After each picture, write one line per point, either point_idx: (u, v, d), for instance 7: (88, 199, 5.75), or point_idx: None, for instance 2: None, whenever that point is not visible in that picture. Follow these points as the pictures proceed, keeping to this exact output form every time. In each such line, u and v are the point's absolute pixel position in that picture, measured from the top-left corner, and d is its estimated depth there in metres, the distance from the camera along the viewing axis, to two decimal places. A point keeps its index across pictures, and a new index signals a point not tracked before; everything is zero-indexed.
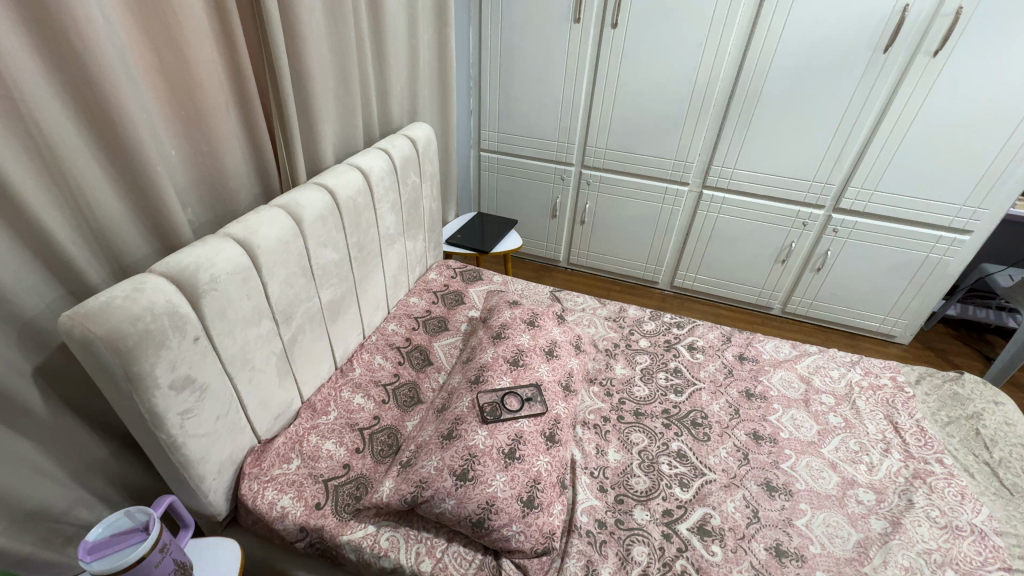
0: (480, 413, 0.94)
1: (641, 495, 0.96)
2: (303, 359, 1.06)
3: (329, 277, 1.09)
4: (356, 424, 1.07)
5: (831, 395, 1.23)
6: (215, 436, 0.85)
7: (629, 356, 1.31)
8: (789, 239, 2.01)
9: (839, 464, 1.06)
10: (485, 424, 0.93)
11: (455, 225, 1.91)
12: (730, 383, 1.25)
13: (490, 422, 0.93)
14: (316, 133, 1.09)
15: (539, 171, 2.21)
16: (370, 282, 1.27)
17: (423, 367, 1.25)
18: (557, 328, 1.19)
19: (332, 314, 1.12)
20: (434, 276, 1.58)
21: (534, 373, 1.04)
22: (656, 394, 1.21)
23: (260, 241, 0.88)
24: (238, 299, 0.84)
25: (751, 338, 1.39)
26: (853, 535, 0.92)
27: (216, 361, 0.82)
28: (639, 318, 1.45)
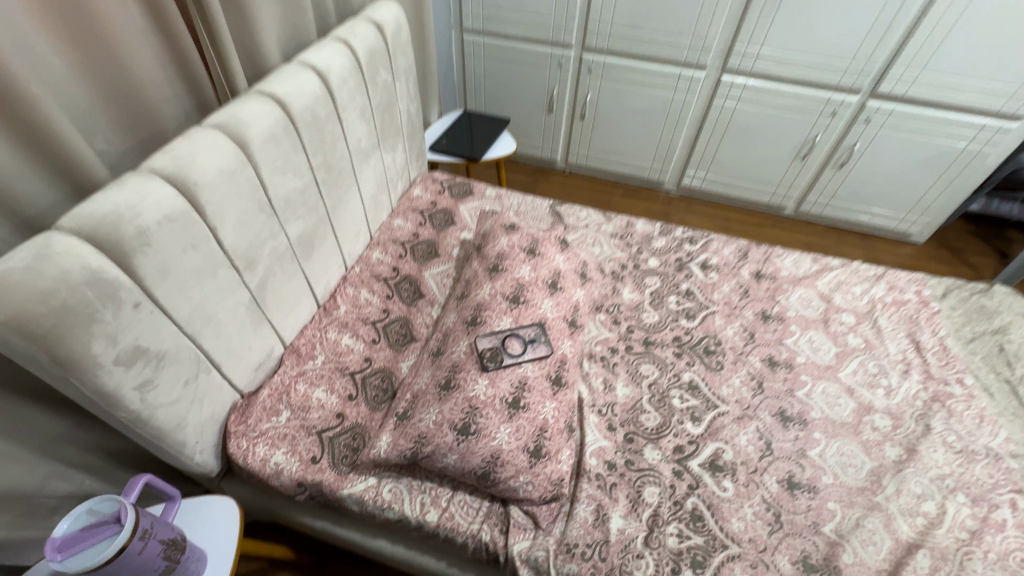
0: (479, 359, 0.86)
1: (651, 433, 0.92)
2: (278, 305, 0.94)
3: (295, 209, 0.93)
4: (346, 368, 1.00)
5: (852, 314, 1.15)
6: (188, 401, 0.77)
7: (637, 279, 1.20)
8: (814, 131, 1.80)
9: (856, 389, 1.01)
10: (485, 372, 0.85)
11: (439, 127, 1.67)
12: (746, 305, 1.16)
13: (490, 370, 0.85)
14: (251, 20, 0.85)
15: (532, 56, 1.90)
16: (346, 207, 1.11)
17: (414, 300, 1.14)
18: (561, 253, 1.06)
19: (304, 250, 0.98)
20: (419, 192, 1.40)
21: (537, 311, 0.94)
22: (666, 320, 1.12)
23: (197, 176, 0.71)
24: (182, 250, 0.69)
25: (769, 253, 1.28)
26: (867, 464, 0.90)
27: (170, 325, 0.70)
28: (648, 233, 1.31)
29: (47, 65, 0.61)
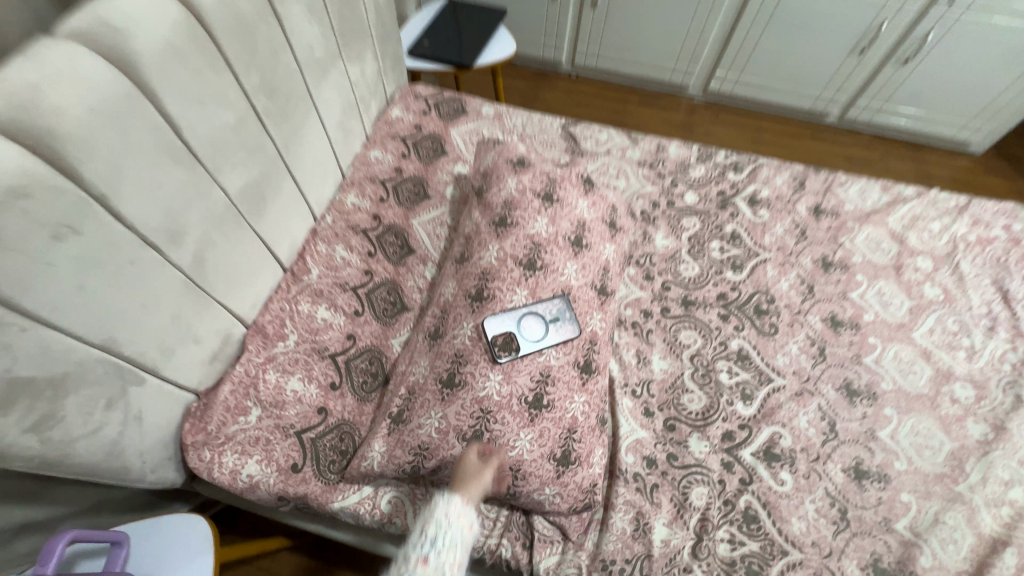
0: (489, 347, 0.68)
1: (696, 419, 0.77)
2: (227, 280, 0.73)
3: (229, 153, 0.68)
4: (325, 349, 0.82)
5: (929, 258, 0.96)
6: (118, 422, 0.60)
7: (673, 221, 0.99)
8: (881, 18, 1.46)
9: (932, 353, 0.86)
10: (497, 363, 0.67)
11: (418, 23, 1.33)
12: (803, 250, 0.96)
13: (505, 360, 0.67)
14: None
15: None
16: (305, 142, 0.85)
17: (403, 258, 0.94)
18: (585, 197, 0.84)
19: (252, 205, 0.75)
20: (399, 112, 1.12)
21: (559, 278, 0.74)
22: (709, 273, 0.93)
23: (51, 121, 0.47)
24: (52, 238, 0.48)
25: (830, 182, 1.05)
26: (946, 445, 0.77)
27: (63, 338, 0.51)
28: (684, 160, 1.07)
29: None
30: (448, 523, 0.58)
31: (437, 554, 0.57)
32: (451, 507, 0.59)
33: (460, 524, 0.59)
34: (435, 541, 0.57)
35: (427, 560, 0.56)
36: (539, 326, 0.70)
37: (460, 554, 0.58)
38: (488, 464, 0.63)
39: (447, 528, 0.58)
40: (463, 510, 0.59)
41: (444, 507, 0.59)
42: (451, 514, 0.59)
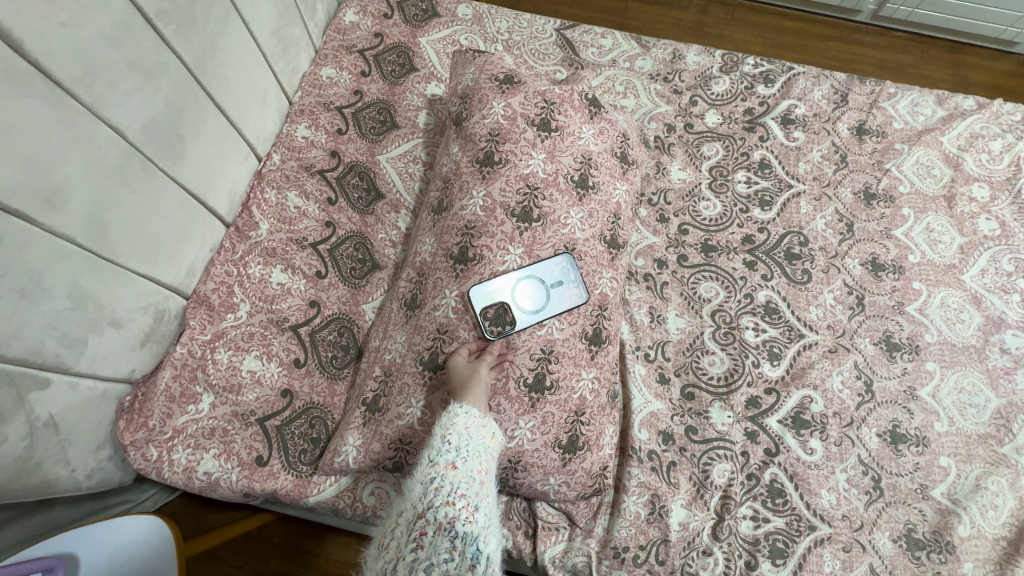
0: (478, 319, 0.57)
1: (718, 385, 0.68)
2: (146, 246, 0.58)
3: (114, 80, 0.50)
4: (285, 320, 0.69)
5: (986, 185, 0.83)
6: (22, 435, 0.49)
7: (691, 149, 0.83)
8: None
9: (983, 297, 0.76)
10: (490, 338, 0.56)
11: None
12: (842, 180, 0.82)
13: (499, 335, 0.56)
14: None
15: None
16: (229, 59, 0.66)
17: (371, 205, 0.79)
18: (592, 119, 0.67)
19: (166, 148, 0.58)
20: (354, 16, 0.90)
21: (561, 231, 0.60)
22: (733, 211, 0.79)
23: None
24: None
25: (878, 94, 0.88)
26: (993, 402, 0.69)
27: None
28: (705, 71, 0.89)
29: None
30: (469, 433, 0.50)
31: (467, 457, 0.48)
32: (470, 414, 0.50)
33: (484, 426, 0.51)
34: (461, 445, 0.49)
35: (457, 462, 0.48)
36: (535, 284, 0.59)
37: (487, 461, 0.50)
38: (484, 361, 0.54)
39: (471, 434, 0.50)
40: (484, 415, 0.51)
41: (462, 415, 0.50)
42: (471, 425, 0.50)
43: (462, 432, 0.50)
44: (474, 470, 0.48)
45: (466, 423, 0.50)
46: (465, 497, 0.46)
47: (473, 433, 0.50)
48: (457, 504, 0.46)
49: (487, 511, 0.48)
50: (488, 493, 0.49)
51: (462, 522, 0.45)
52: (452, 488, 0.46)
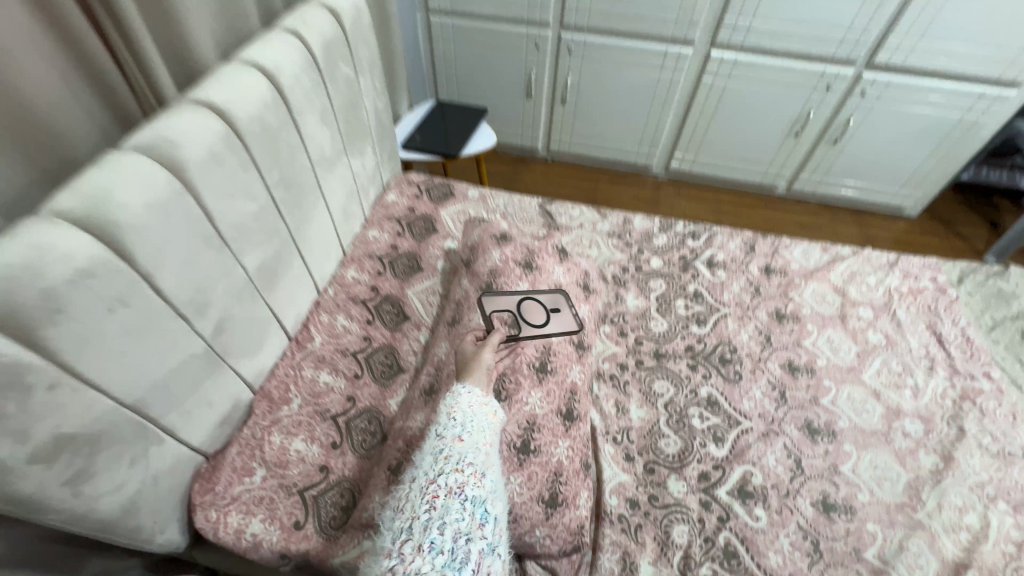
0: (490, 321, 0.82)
1: (673, 461, 0.84)
2: (240, 348, 0.81)
3: (251, 237, 0.79)
4: (327, 411, 0.88)
5: (869, 307, 1.08)
6: (136, 482, 0.64)
7: (641, 284, 1.10)
8: (807, 108, 1.72)
9: (882, 392, 0.95)
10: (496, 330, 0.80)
11: (410, 121, 1.52)
12: (758, 304, 1.08)
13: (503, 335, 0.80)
14: (175, 16, 0.69)
15: (506, 37, 1.76)
16: (312, 226, 0.97)
17: (399, 324, 1.03)
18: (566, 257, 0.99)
19: (266, 281, 0.85)
20: (394, 197, 1.26)
21: (541, 335, 0.84)
22: (676, 328, 1.03)
23: (119, 215, 0.57)
24: (108, 312, 0.56)
25: (777, 245, 1.19)
26: (903, 476, 0.84)
27: (103, 399, 0.57)
28: (648, 231, 1.21)
29: None
30: (472, 411, 0.66)
31: (470, 433, 0.64)
32: (471, 393, 0.68)
33: (483, 407, 0.67)
34: (465, 421, 0.64)
35: (462, 436, 0.63)
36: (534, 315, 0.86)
37: (489, 432, 0.65)
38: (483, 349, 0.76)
39: (473, 412, 0.66)
40: (482, 396, 0.68)
41: (465, 393, 0.68)
42: (474, 404, 0.67)
43: (465, 412, 0.65)
44: (478, 442, 0.63)
45: (468, 403, 0.66)
46: (472, 466, 0.60)
47: (473, 413, 0.66)
48: (465, 471, 0.59)
49: (491, 477, 0.61)
50: (490, 460, 0.62)
51: (470, 487, 0.58)
52: (460, 457, 0.60)
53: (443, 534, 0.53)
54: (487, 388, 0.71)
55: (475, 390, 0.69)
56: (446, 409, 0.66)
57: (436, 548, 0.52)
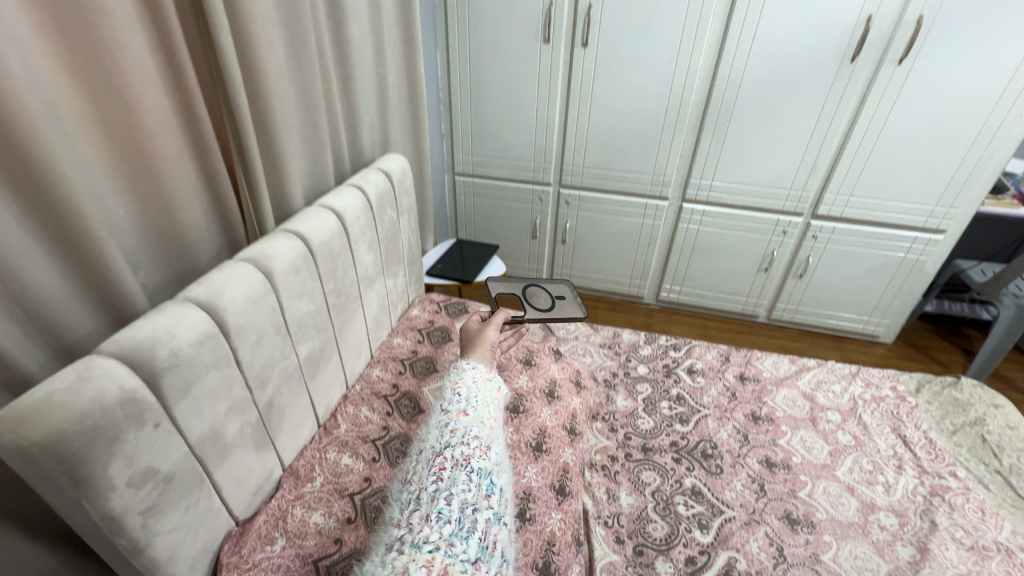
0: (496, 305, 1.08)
1: (661, 544, 0.90)
2: (282, 424, 0.95)
3: (307, 330, 0.99)
4: (345, 489, 0.97)
5: (837, 412, 1.20)
6: (185, 529, 0.75)
7: (629, 387, 1.25)
8: (771, 248, 2.01)
9: (856, 487, 1.03)
10: (501, 310, 1.05)
11: (434, 254, 1.83)
12: (735, 407, 1.21)
13: (507, 316, 1.04)
14: (283, 176, 1.00)
15: (516, 192, 2.17)
16: (351, 329, 1.18)
17: (414, 415, 1.15)
18: (562, 284, 1.26)
19: (311, 370, 1.03)
20: (417, 312, 1.49)
21: (537, 420, 1.00)
22: (661, 425, 1.15)
23: (227, 302, 0.79)
24: (205, 372, 0.74)
25: (750, 356, 1.36)
26: (884, 567, 0.88)
27: (183, 445, 0.72)
28: (634, 343, 1.39)
29: (114, 215, 0.72)
30: (477, 386, 0.81)
31: (475, 407, 0.76)
32: (476, 369, 0.84)
33: (486, 381, 0.83)
34: (470, 397, 0.78)
35: (467, 411, 0.75)
36: (537, 307, 1.14)
37: (492, 405, 0.79)
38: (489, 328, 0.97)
39: (477, 389, 0.80)
40: (485, 372, 0.83)
41: (471, 369, 0.84)
42: (478, 379, 0.83)
43: (468, 388, 0.80)
44: (482, 416, 0.75)
45: (472, 377, 0.82)
46: (477, 439, 0.70)
47: (476, 388, 0.80)
48: (471, 445, 0.69)
49: (495, 450, 0.71)
50: (492, 430, 0.74)
51: (476, 459, 0.67)
52: (466, 430, 0.71)
53: (450, 503, 0.61)
54: (489, 366, 0.89)
55: (478, 365, 0.86)
56: (453, 387, 0.80)
57: (444, 516, 0.59)
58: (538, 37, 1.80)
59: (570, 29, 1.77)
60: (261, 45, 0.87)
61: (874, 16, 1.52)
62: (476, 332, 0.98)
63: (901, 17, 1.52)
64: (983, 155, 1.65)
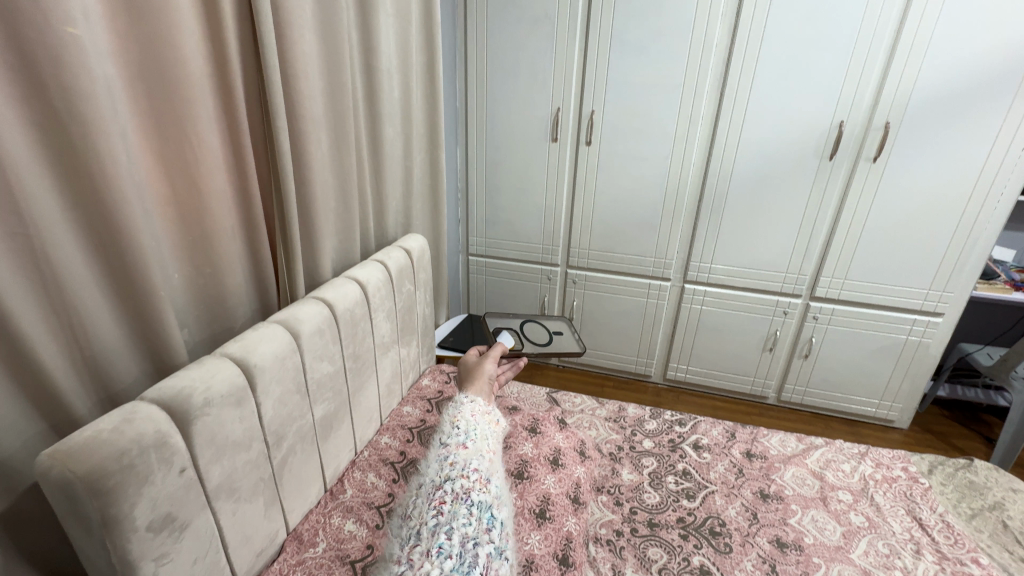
0: (495, 342, 1.23)
1: None
2: (292, 484, 0.97)
3: (324, 391, 1.05)
4: (346, 556, 0.93)
5: (848, 491, 1.18)
6: None
7: (635, 460, 1.25)
8: (773, 328, 2.06)
9: (872, 571, 0.99)
10: (498, 345, 1.19)
11: (446, 328, 1.91)
12: (743, 484, 1.19)
13: (503, 350, 1.18)
14: (317, 250, 1.12)
15: (526, 272, 2.30)
16: (365, 394, 1.23)
17: None
18: (560, 320, 1.40)
19: (325, 432, 1.07)
20: (427, 382, 1.54)
21: (541, 486, 1.07)
22: (668, 500, 1.14)
23: (257, 358, 0.86)
24: (231, 423, 0.80)
25: (756, 433, 1.36)
26: None
27: (201, 494, 0.75)
28: (640, 416, 1.41)
29: (171, 279, 0.82)
30: (474, 418, 0.94)
31: (473, 442, 0.86)
32: (474, 403, 0.98)
33: (484, 416, 0.96)
34: (468, 432, 0.88)
35: (466, 446, 0.85)
36: (535, 342, 1.28)
37: (489, 441, 0.91)
38: (485, 362, 1.12)
39: (475, 422, 0.92)
40: (483, 406, 0.97)
41: (467, 402, 0.98)
42: (476, 411, 0.96)
43: (468, 420, 0.91)
44: (481, 451, 0.85)
45: (470, 411, 0.95)
46: (477, 473, 0.79)
47: (474, 422, 0.92)
48: (471, 478, 0.77)
49: (495, 484, 0.80)
50: (491, 464, 0.84)
51: (476, 494, 0.75)
52: (466, 465, 0.80)
53: (451, 538, 0.67)
54: (485, 399, 1.03)
55: (477, 400, 1.00)
56: (452, 421, 0.92)
57: (444, 552, 0.65)
58: (547, 136, 2.03)
59: (575, 131, 2.01)
60: (310, 142, 1.03)
61: (844, 122, 1.72)
62: (474, 366, 1.12)
63: (870, 123, 1.71)
64: (966, 243, 1.75)
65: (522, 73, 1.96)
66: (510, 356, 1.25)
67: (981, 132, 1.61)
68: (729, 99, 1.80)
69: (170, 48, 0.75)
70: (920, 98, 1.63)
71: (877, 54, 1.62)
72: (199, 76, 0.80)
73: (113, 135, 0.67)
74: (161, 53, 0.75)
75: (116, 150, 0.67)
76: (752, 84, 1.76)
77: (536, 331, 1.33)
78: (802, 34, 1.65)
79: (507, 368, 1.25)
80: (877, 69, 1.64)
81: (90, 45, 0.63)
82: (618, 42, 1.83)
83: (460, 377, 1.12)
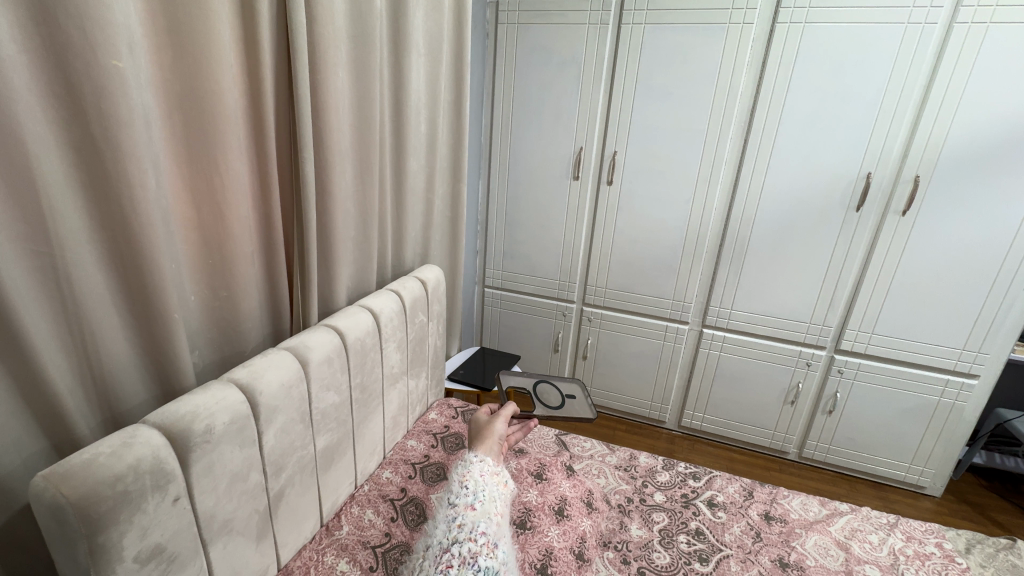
0: (506, 402, 1.20)
1: None
2: (288, 517, 0.94)
3: (328, 421, 1.03)
4: None
5: (875, 566, 1.09)
6: None
7: (644, 515, 1.18)
8: (795, 379, 1.99)
9: None
10: (509, 406, 1.16)
11: (457, 360, 1.89)
12: (760, 550, 1.11)
13: (515, 411, 1.16)
14: (333, 277, 1.13)
15: (541, 307, 2.28)
16: (369, 425, 1.20)
17: (419, 523, 1.06)
18: (573, 383, 1.37)
19: (326, 463, 1.04)
20: (434, 416, 1.51)
21: (544, 539, 1.06)
22: (678, 562, 1.06)
23: (263, 386, 0.86)
24: (230, 452, 0.79)
25: (775, 494, 1.29)
26: None
27: (193, 526, 0.73)
28: (651, 467, 1.35)
29: (187, 302, 0.83)
30: (483, 478, 0.91)
31: (482, 504, 0.85)
32: (483, 462, 0.95)
33: (493, 476, 0.92)
34: (476, 492, 0.87)
35: (475, 508, 0.84)
36: (547, 405, 1.25)
37: (499, 505, 0.88)
38: (497, 420, 1.10)
39: (485, 481, 0.90)
40: (493, 466, 0.95)
41: (477, 463, 0.94)
42: (487, 474, 0.92)
43: (476, 481, 0.89)
44: (490, 513, 0.84)
45: (480, 471, 0.92)
46: (486, 537, 0.78)
47: (483, 482, 0.90)
48: (478, 542, 0.76)
49: (502, 549, 0.78)
50: (500, 527, 0.83)
51: (483, 559, 0.74)
52: (474, 529, 0.79)
53: None
54: (495, 460, 0.99)
55: (486, 460, 0.96)
56: (462, 479, 0.90)
57: None
58: (568, 174, 2.05)
59: (597, 171, 2.03)
60: (334, 172, 1.05)
61: (872, 174, 1.69)
62: (484, 426, 1.09)
63: (898, 176, 1.68)
64: (1003, 303, 1.68)
65: (546, 114, 2.00)
66: (521, 418, 1.21)
67: (1017, 190, 1.56)
68: (753, 147, 1.80)
69: (209, 80, 0.78)
70: (952, 154, 1.60)
71: (905, 108, 1.61)
72: (235, 108, 0.82)
73: (144, 161, 0.68)
74: (199, 85, 0.78)
75: (146, 177, 0.69)
76: (777, 131, 1.75)
77: (549, 393, 1.30)
78: (829, 86, 1.65)
79: (517, 430, 1.21)
80: (906, 122, 1.62)
81: (133, 77, 0.66)
82: (643, 86, 1.86)
83: (470, 437, 1.08)
